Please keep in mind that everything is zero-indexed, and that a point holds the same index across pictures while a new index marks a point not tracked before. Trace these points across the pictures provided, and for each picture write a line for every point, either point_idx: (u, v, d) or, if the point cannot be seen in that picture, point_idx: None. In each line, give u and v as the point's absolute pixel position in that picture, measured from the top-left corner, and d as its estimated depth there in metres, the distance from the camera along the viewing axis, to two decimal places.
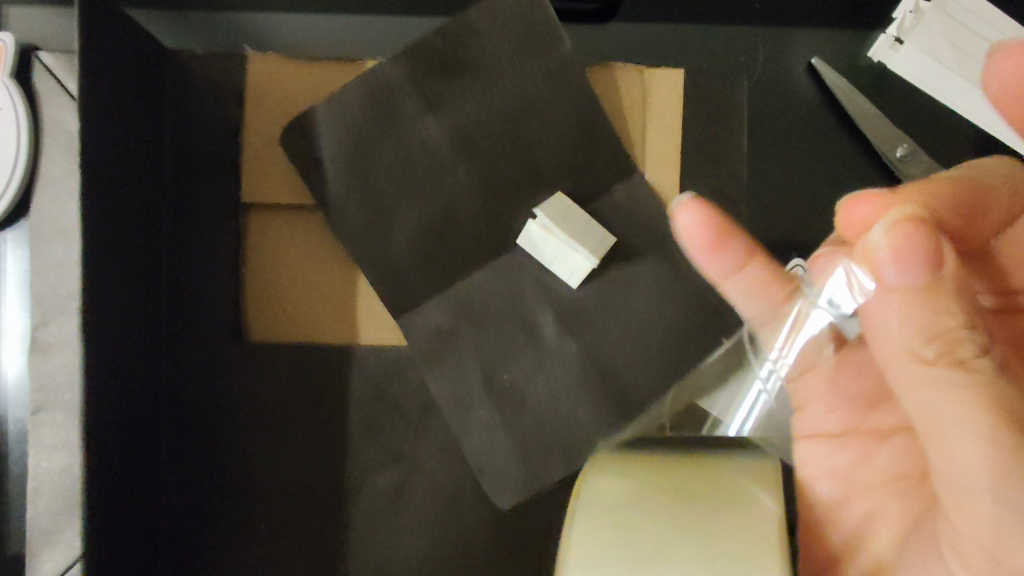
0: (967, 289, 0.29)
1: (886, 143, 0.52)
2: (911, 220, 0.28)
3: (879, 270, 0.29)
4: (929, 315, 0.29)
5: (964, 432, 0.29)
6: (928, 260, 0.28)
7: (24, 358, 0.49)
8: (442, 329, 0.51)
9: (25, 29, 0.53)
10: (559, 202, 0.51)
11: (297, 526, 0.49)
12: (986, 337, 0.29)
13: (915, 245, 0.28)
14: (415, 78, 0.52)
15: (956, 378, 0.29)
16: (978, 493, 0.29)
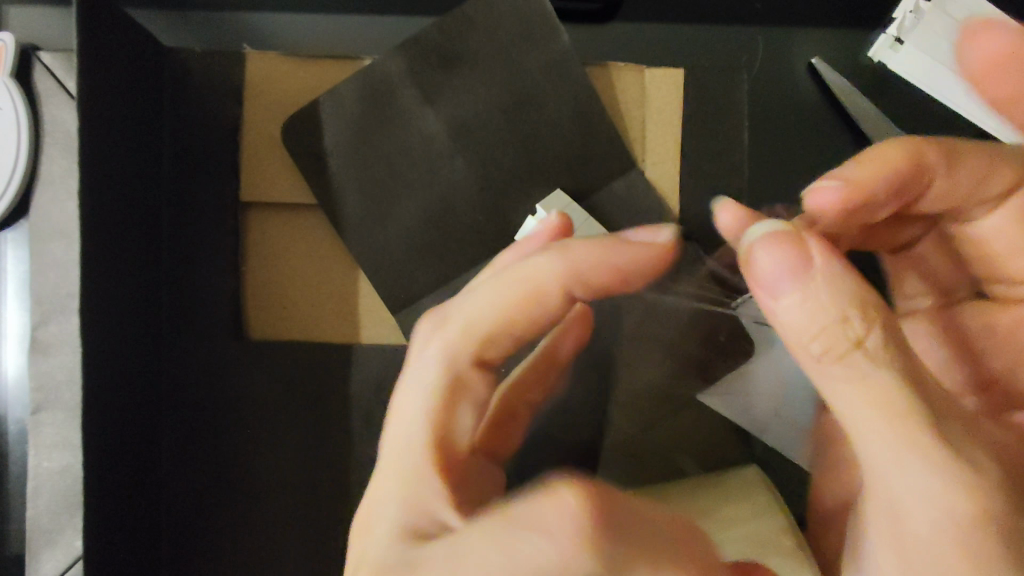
0: (860, 286, 0.29)
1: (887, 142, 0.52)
2: (783, 237, 0.30)
3: (761, 283, 0.30)
4: (818, 318, 0.29)
5: (880, 443, 0.29)
6: (798, 267, 0.29)
7: (24, 357, 0.50)
8: None
9: (25, 29, 0.52)
10: (558, 198, 0.51)
11: (296, 524, 0.49)
12: (886, 332, 0.29)
13: (782, 264, 0.30)
14: (414, 72, 0.52)
15: (863, 384, 0.29)
16: (915, 513, 0.30)
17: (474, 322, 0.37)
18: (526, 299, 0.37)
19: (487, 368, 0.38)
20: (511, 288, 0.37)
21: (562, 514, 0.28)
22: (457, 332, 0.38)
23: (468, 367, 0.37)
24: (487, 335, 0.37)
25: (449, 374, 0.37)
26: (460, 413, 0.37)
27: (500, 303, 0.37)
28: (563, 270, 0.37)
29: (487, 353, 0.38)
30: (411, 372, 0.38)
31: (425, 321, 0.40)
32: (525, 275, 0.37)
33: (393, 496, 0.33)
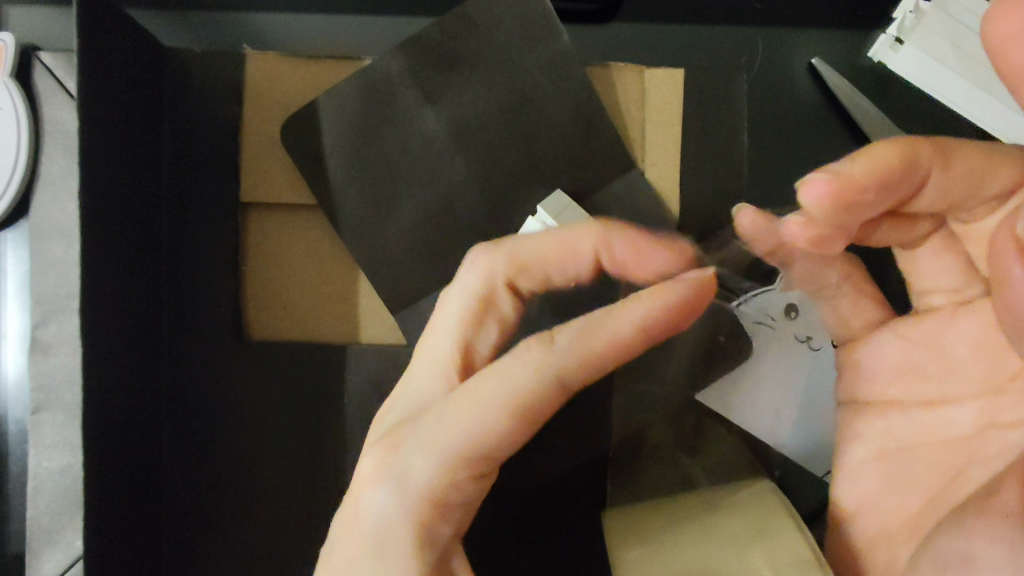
0: None
1: None
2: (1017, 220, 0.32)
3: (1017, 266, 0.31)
4: None
5: None
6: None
7: (24, 357, 0.50)
8: None
9: (26, 30, 0.52)
10: (559, 199, 0.51)
11: (296, 523, 0.49)
12: None
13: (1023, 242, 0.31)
14: (413, 71, 0.52)
15: None
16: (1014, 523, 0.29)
17: (526, 255, 0.41)
18: (569, 254, 0.42)
19: (520, 295, 0.42)
20: (557, 242, 0.41)
21: (556, 350, 0.36)
22: (506, 258, 0.41)
23: (506, 288, 0.41)
24: (537, 275, 0.42)
25: (490, 294, 0.41)
26: (487, 329, 0.41)
27: (549, 253, 0.41)
28: (595, 237, 0.42)
29: (520, 283, 0.42)
30: (457, 275, 0.42)
31: (476, 247, 0.42)
32: (606, 333, 0.36)
33: (434, 367, 0.39)
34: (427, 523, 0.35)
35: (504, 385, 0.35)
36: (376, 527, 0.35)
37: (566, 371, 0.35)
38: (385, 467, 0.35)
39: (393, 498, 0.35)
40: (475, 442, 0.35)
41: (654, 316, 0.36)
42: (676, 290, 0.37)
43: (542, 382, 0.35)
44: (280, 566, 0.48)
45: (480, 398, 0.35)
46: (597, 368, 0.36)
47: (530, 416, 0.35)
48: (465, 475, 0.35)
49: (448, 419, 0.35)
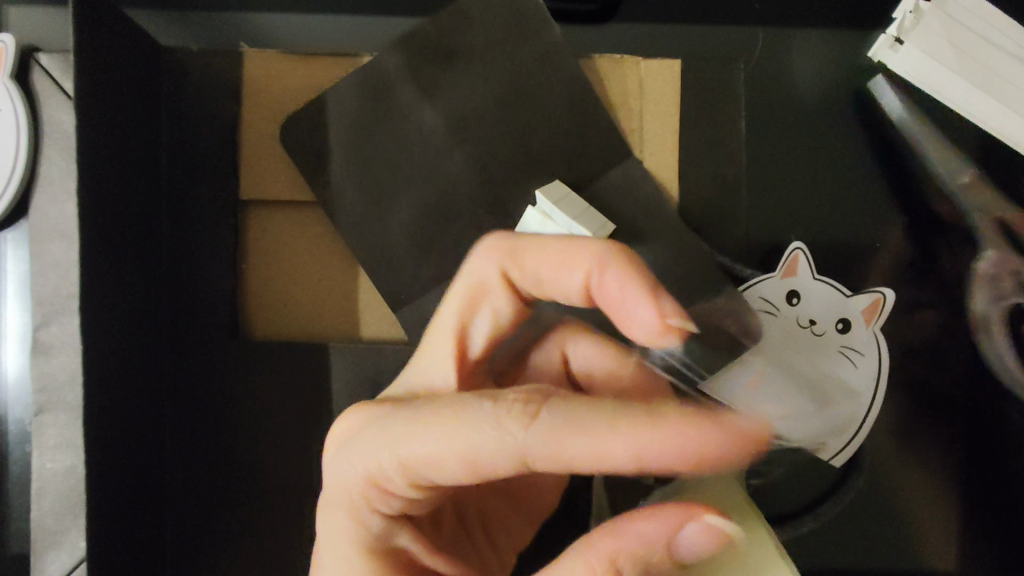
0: None
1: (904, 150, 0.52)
2: None
3: None
4: None
5: None
6: None
7: (24, 357, 0.51)
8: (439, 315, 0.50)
9: (26, 29, 0.53)
10: (559, 188, 0.50)
11: (296, 519, 0.49)
12: None
13: None
14: (411, 66, 0.52)
15: None
16: None
17: (525, 255, 0.41)
18: (559, 273, 0.40)
19: (523, 292, 0.42)
20: (555, 253, 0.40)
21: (531, 428, 0.31)
22: (512, 253, 0.41)
23: (504, 281, 0.41)
24: (534, 282, 0.41)
25: (491, 287, 0.41)
26: (482, 316, 0.42)
27: (548, 263, 0.40)
28: (591, 258, 0.40)
29: (518, 279, 0.41)
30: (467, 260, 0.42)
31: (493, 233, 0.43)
32: (584, 444, 0.30)
33: (437, 358, 0.41)
34: (370, 497, 0.37)
35: (471, 436, 0.32)
36: (340, 496, 0.37)
37: (535, 453, 0.31)
38: (350, 444, 0.37)
39: (350, 473, 0.37)
40: (428, 467, 0.34)
41: (651, 449, 0.29)
42: (676, 427, 0.29)
43: (506, 453, 0.32)
44: (282, 563, 0.49)
45: (451, 429, 0.33)
46: (568, 466, 0.31)
47: (487, 474, 0.33)
48: (409, 483, 0.35)
49: (408, 437, 0.34)
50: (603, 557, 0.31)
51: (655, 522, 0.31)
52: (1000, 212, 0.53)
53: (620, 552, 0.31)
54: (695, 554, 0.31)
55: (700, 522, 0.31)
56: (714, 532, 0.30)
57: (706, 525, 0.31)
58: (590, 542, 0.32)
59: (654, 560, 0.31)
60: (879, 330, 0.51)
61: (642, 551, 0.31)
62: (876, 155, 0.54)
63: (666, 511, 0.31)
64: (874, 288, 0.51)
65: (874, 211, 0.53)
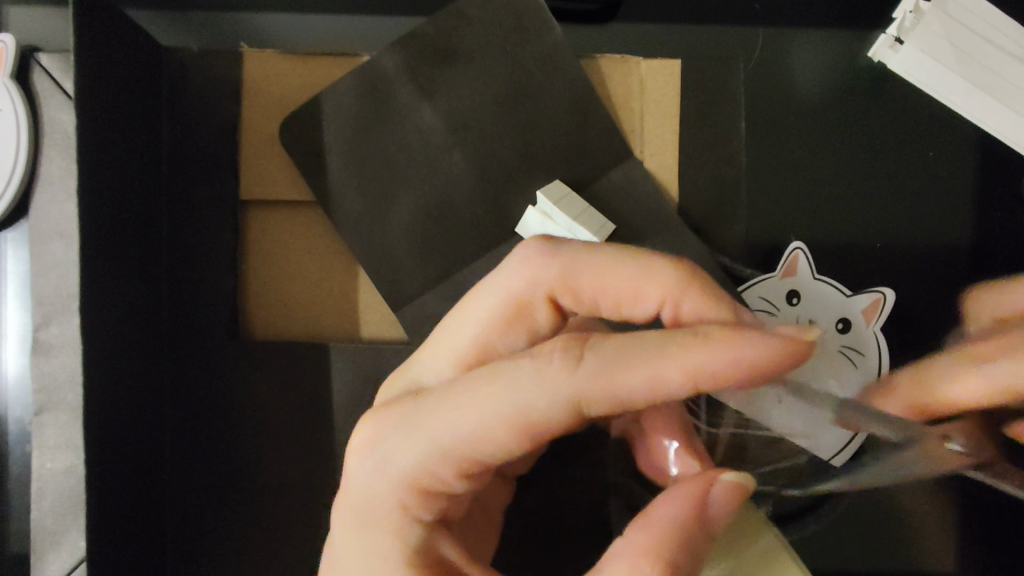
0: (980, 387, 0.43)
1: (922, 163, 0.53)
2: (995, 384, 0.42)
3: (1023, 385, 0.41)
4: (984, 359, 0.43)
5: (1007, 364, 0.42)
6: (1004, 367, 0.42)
7: (25, 357, 0.51)
8: (438, 314, 0.50)
9: (26, 30, 0.53)
10: (559, 189, 0.50)
11: (295, 521, 0.49)
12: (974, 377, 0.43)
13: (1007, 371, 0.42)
14: (410, 65, 0.52)
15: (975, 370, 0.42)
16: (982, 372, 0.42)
17: (580, 277, 0.39)
18: (623, 298, 0.39)
19: (564, 311, 0.40)
20: (624, 276, 0.38)
21: (577, 374, 0.33)
22: (566, 270, 0.39)
23: (548, 300, 0.39)
24: (588, 304, 0.39)
25: (534, 301, 0.39)
26: (515, 335, 0.39)
27: (615, 282, 0.39)
28: (662, 287, 0.38)
29: (564, 299, 0.39)
30: (501, 268, 0.40)
31: (531, 238, 0.40)
32: (639, 380, 0.33)
33: (443, 349, 0.40)
34: (408, 503, 0.36)
35: (513, 400, 0.33)
36: (373, 513, 0.36)
37: (588, 399, 0.33)
38: (376, 449, 0.37)
39: (381, 480, 0.36)
40: (469, 446, 0.35)
41: (704, 368, 0.32)
42: (738, 351, 0.32)
43: (558, 407, 0.33)
44: (280, 563, 0.49)
45: (488, 397, 0.34)
46: (623, 399, 0.33)
47: (535, 434, 0.34)
48: (453, 473, 0.36)
49: (444, 425, 0.35)
50: (644, 554, 0.32)
51: (680, 496, 0.34)
52: (1000, 212, 0.53)
53: (658, 539, 0.32)
54: (724, 517, 0.33)
55: (720, 483, 0.34)
56: (730, 488, 0.34)
57: (724, 485, 0.34)
58: (626, 542, 0.33)
59: (690, 532, 0.32)
60: (878, 330, 0.51)
61: (678, 528, 0.32)
62: (876, 154, 0.54)
63: (683, 490, 0.34)
64: (874, 288, 0.51)
65: (874, 211, 0.53)
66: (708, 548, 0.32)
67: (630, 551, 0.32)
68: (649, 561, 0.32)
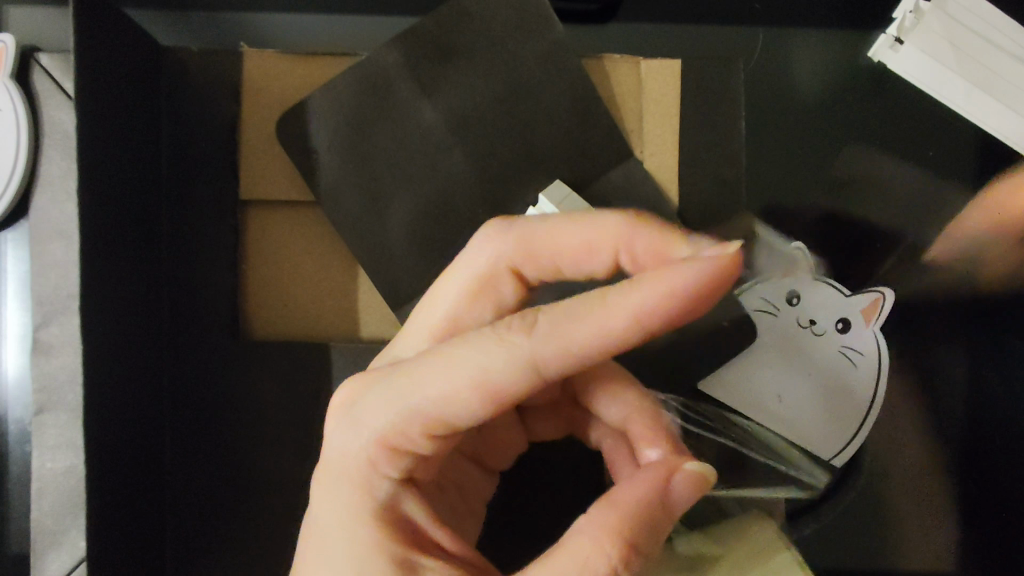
0: None
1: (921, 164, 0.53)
2: None
3: None
4: None
5: None
6: None
7: (25, 356, 0.51)
8: None
9: (26, 30, 0.53)
10: (560, 189, 0.50)
11: (295, 520, 0.49)
12: None
13: None
14: (410, 63, 0.52)
15: None
16: None
17: (537, 244, 0.39)
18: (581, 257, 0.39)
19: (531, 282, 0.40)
20: (574, 236, 0.38)
21: (533, 336, 0.33)
22: (521, 241, 0.39)
23: (512, 273, 0.40)
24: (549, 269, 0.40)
25: (499, 274, 0.40)
26: (482, 308, 0.40)
27: (567, 243, 0.38)
28: (613, 236, 0.37)
29: (528, 269, 0.40)
30: (466, 248, 0.40)
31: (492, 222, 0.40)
32: (587, 328, 0.32)
33: (412, 327, 0.40)
34: (377, 462, 0.36)
35: (474, 362, 0.33)
36: (345, 473, 0.36)
37: (543, 356, 0.33)
38: (350, 411, 0.37)
39: (353, 441, 0.36)
40: (437, 408, 0.34)
41: (647, 312, 0.32)
42: (675, 283, 0.31)
43: (516, 364, 0.33)
44: (279, 563, 0.49)
45: (451, 359, 0.34)
46: (576, 355, 0.33)
47: (498, 395, 0.34)
48: (420, 433, 0.35)
49: (411, 387, 0.34)
50: (609, 533, 0.32)
51: (645, 482, 0.34)
52: (1000, 212, 0.53)
53: (621, 519, 0.32)
54: (684, 503, 0.34)
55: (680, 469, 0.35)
56: (691, 477, 0.35)
57: (688, 472, 0.35)
58: (590, 519, 0.33)
59: (653, 518, 0.33)
60: (878, 330, 0.51)
61: (642, 514, 0.33)
62: (876, 154, 0.54)
63: (646, 474, 0.34)
64: (874, 288, 0.51)
65: (873, 211, 0.53)
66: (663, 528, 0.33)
67: (595, 530, 0.32)
68: (611, 542, 0.32)
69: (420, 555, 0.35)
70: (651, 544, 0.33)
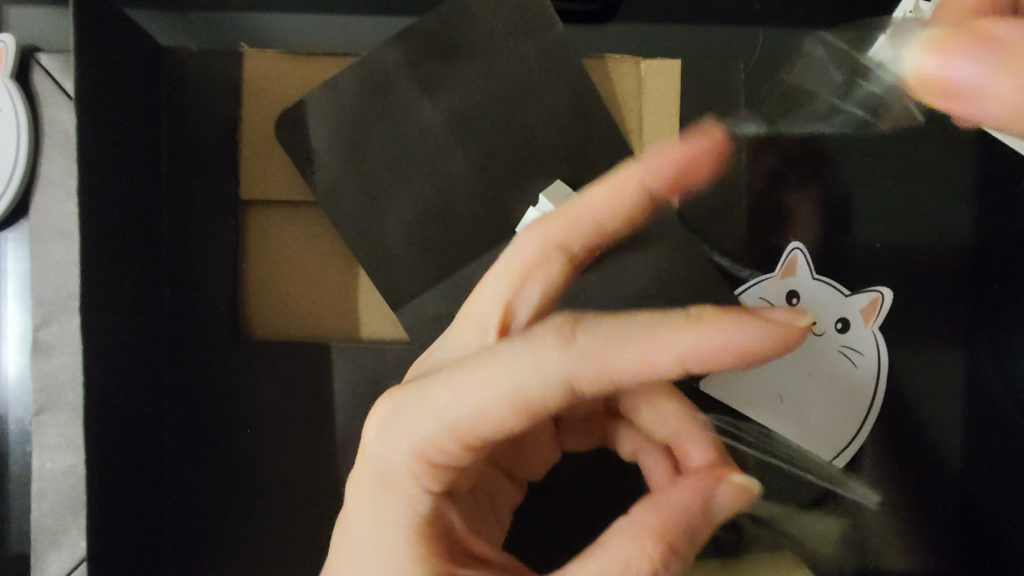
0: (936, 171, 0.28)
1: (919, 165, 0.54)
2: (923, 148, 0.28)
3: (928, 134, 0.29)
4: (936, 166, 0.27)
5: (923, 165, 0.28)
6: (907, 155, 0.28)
7: (25, 357, 0.51)
8: (439, 314, 0.50)
9: (26, 29, 0.53)
10: (560, 189, 0.50)
11: (296, 521, 0.49)
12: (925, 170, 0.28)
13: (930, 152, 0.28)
14: (411, 62, 0.52)
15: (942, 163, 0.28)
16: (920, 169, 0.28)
17: (579, 216, 0.37)
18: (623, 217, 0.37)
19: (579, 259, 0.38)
20: (604, 195, 0.37)
21: (571, 353, 0.30)
22: (563, 220, 0.37)
23: (561, 256, 0.37)
24: (595, 229, 0.37)
25: (547, 258, 0.37)
26: (530, 292, 0.37)
27: (605, 206, 0.37)
28: (638, 167, 0.36)
29: (574, 242, 0.37)
30: (513, 243, 0.38)
31: (532, 220, 0.39)
32: (632, 358, 0.30)
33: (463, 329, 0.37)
34: (416, 474, 0.34)
35: (510, 376, 0.31)
36: (381, 487, 0.34)
37: (583, 379, 0.30)
38: (391, 421, 0.34)
39: (392, 451, 0.34)
40: (475, 422, 0.32)
41: (692, 346, 0.30)
42: (733, 339, 0.29)
43: (555, 388, 0.31)
44: (279, 563, 0.49)
45: (490, 372, 0.31)
46: (615, 382, 0.31)
47: (537, 412, 0.31)
48: (458, 447, 0.33)
49: (449, 403, 0.32)
50: (651, 534, 0.32)
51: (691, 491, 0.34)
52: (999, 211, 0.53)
53: (666, 523, 0.32)
54: (724, 515, 0.34)
55: (728, 483, 0.35)
56: (737, 492, 0.34)
57: (734, 486, 0.35)
58: (632, 520, 0.33)
59: (695, 524, 0.33)
60: (878, 329, 0.51)
61: (685, 522, 0.32)
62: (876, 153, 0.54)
63: (694, 482, 0.34)
64: (874, 287, 0.52)
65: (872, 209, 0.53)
66: (701, 538, 0.33)
67: (637, 530, 0.32)
68: (653, 543, 0.31)
69: (458, 565, 0.34)
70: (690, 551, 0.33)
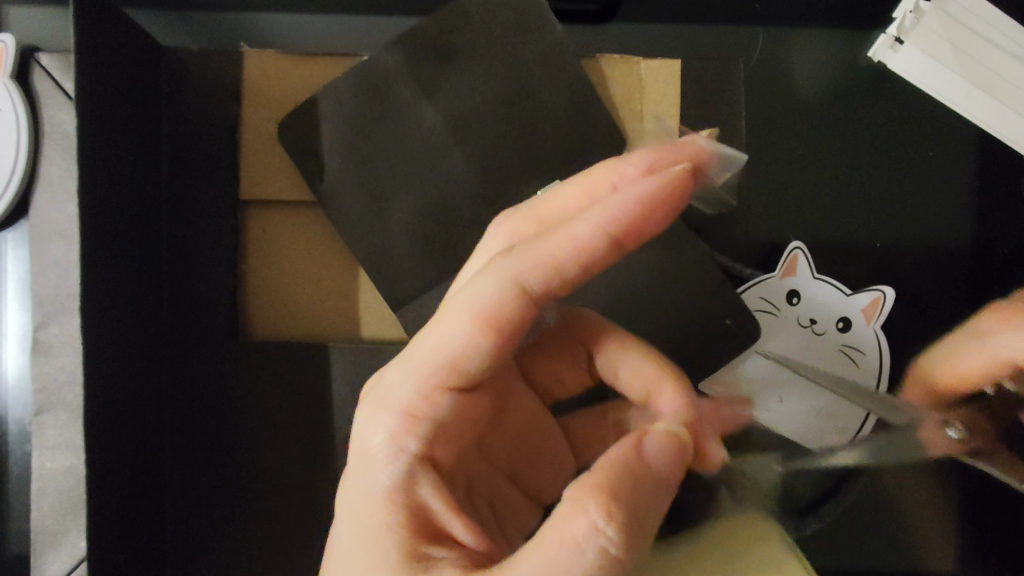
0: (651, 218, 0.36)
1: (919, 164, 0.54)
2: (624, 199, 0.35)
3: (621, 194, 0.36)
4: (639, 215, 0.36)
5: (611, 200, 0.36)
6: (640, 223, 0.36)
7: (25, 356, 0.51)
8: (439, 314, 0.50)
9: (26, 29, 0.53)
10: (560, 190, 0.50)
11: (295, 521, 0.49)
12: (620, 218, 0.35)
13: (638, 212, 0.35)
14: (411, 63, 0.52)
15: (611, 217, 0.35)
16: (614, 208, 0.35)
17: (541, 209, 0.41)
18: (589, 201, 0.40)
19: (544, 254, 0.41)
20: (573, 189, 0.41)
21: (510, 258, 0.35)
22: (527, 216, 0.42)
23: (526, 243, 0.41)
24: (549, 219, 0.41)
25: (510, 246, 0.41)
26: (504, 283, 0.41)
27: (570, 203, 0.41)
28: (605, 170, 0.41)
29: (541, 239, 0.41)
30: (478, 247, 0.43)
31: (502, 214, 0.44)
32: (557, 240, 0.35)
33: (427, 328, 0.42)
34: (394, 434, 0.35)
35: (469, 301, 0.35)
36: (367, 469, 0.35)
37: (525, 273, 0.35)
38: (376, 391, 0.37)
39: (379, 422, 0.36)
40: (450, 356, 0.35)
41: (611, 214, 0.35)
42: (624, 201, 0.35)
43: (502, 287, 0.35)
44: (279, 564, 0.49)
45: (448, 309, 0.36)
46: (551, 266, 0.35)
47: (495, 326, 0.35)
48: (437, 388, 0.36)
49: (423, 344, 0.36)
50: (589, 487, 0.30)
51: (616, 450, 0.33)
52: (999, 212, 0.53)
53: (604, 475, 0.31)
54: (667, 462, 0.33)
55: (655, 433, 0.34)
56: (667, 435, 0.34)
57: (660, 434, 0.34)
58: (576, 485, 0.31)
59: (632, 469, 0.32)
60: (879, 329, 0.51)
61: (622, 466, 0.32)
62: (875, 153, 0.54)
63: (623, 442, 0.34)
64: (874, 287, 0.51)
65: (872, 209, 0.53)
66: (645, 481, 0.31)
67: (575, 487, 0.31)
68: (591, 493, 0.30)
69: (432, 545, 0.33)
70: (637, 502, 0.31)
